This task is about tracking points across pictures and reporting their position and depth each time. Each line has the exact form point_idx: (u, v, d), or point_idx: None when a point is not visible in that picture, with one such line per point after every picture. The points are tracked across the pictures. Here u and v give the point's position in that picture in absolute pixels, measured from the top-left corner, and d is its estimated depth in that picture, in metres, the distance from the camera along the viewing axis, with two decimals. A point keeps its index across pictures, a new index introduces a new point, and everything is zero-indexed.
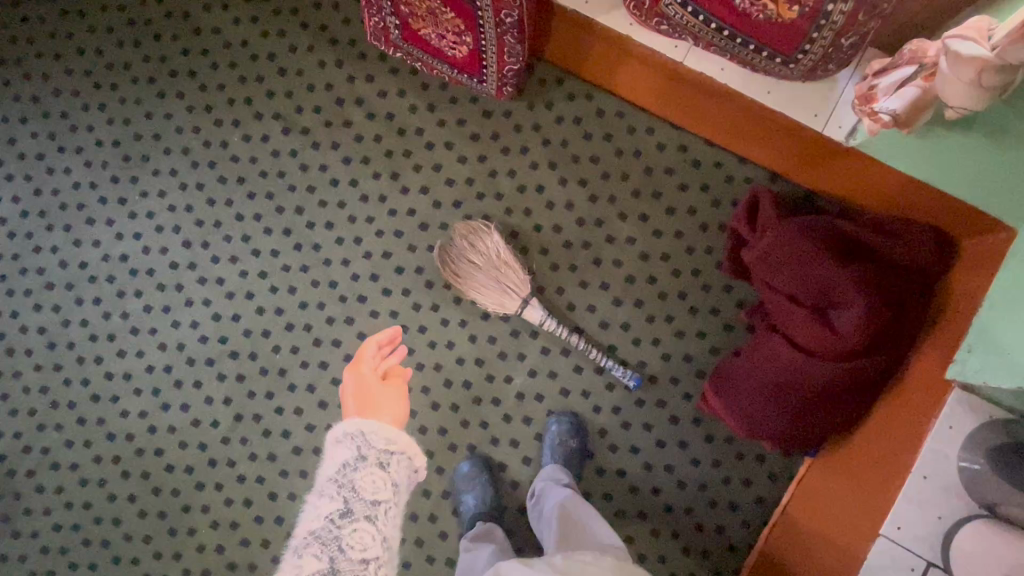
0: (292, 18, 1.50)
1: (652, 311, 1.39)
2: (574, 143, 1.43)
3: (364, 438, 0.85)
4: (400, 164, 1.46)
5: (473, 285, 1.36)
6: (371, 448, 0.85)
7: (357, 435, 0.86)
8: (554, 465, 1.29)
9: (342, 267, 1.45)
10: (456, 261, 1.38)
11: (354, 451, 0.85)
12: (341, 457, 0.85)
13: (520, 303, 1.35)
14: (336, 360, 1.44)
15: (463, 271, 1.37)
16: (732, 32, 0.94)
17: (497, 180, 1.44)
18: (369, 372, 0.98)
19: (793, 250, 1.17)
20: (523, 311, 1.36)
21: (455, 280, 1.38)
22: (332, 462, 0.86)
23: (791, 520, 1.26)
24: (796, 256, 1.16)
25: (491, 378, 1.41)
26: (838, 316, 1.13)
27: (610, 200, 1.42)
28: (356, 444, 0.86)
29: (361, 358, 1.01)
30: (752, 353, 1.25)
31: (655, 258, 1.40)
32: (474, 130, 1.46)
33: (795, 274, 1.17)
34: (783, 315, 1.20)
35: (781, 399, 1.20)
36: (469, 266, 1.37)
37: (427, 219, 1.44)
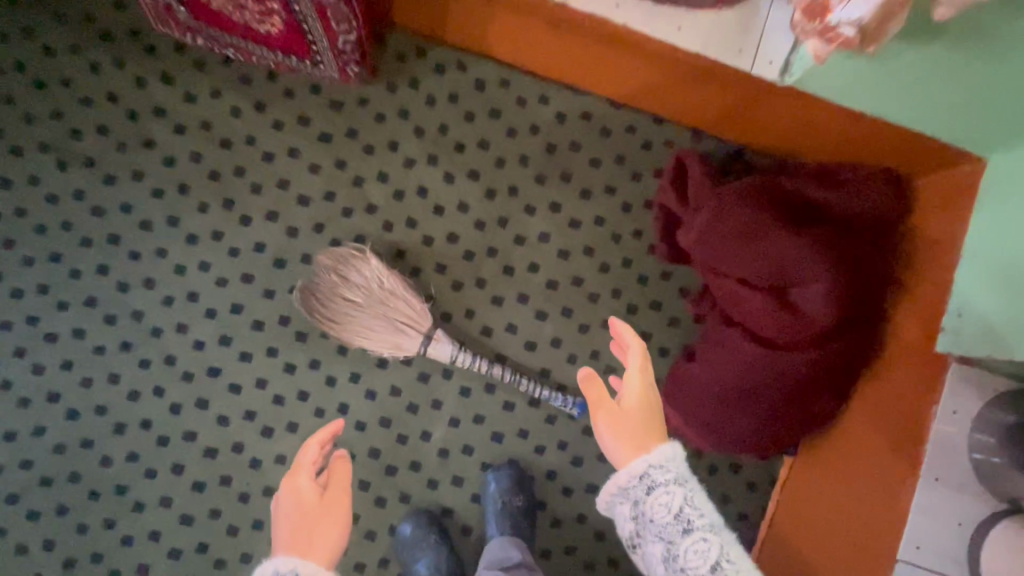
0: (40, 9, 1.09)
1: (584, 317, 1.15)
2: (454, 127, 1.14)
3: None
4: (232, 187, 1.11)
5: (357, 328, 1.05)
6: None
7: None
8: (499, 539, 1.03)
9: (178, 335, 1.09)
10: (327, 302, 1.05)
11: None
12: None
13: (421, 341, 1.05)
14: (193, 459, 1.08)
15: (342, 314, 1.05)
16: None
17: (366, 188, 1.13)
18: (308, 486, 0.87)
19: (737, 225, 0.95)
20: (427, 350, 1.06)
21: (333, 327, 1.05)
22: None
23: (783, 535, 1.07)
24: (743, 231, 0.95)
25: (404, 439, 1.11)
26: (801, 296, 0.94)
27: (511, 192, 1.14)
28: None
29: (297, 468, 0.87)
30: (708, 350, 1.04)
31: (577, 254, 1.15)
32: (324, 128, 1.12)
33: (744, 254, 0.95)
34: (737, 302, 0.98)
35: (750, 401, 1.00)
36: (349, 305, 1.05)
37: (283, 253, 1.11)
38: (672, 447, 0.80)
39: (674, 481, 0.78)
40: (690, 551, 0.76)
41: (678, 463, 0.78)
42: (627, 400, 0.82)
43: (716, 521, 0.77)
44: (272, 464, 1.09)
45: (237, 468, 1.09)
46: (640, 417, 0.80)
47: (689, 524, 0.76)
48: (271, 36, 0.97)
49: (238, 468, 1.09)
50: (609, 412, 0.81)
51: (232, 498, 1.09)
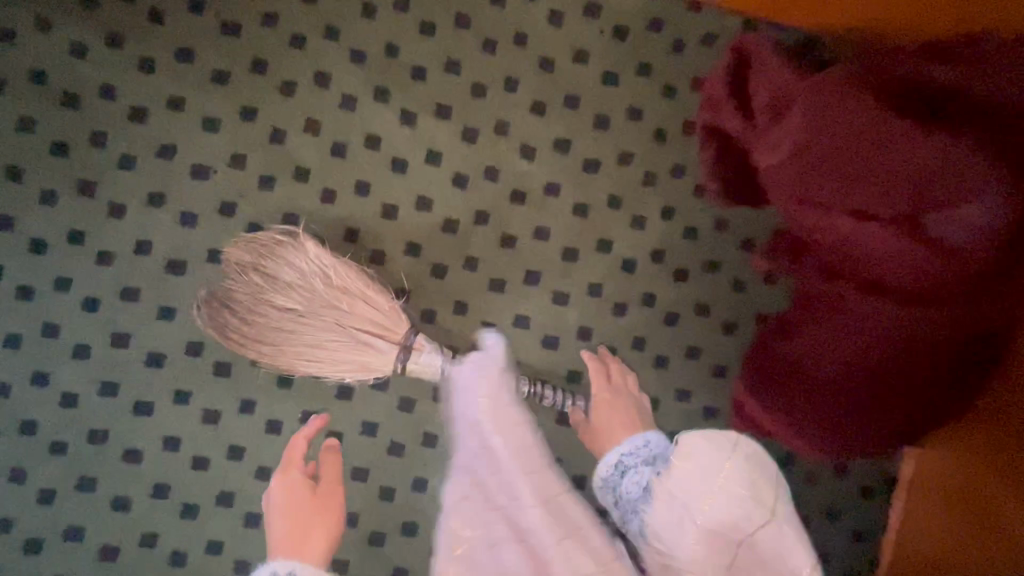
0: None
1: (618, 295, 0.83)
2: (408, 45, 0.80)
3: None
4: (90, 164, 0.75)
5: (305, 350, 0.71)
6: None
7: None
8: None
9: (37, 389, 0.74)
10: (252, 317, 0.71)
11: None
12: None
13: (397, 356, 0.71)
14: (85, 565, 0.74)
15: (279, 331, 0.71)
16: None
17: (289, 145, 0.78)
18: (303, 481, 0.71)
19: (841, 130, 0.61)
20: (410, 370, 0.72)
21: (266, 351, 0.71)
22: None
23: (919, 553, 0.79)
24: (849, 138, 0.61)
25: (389, 493, 0.79)
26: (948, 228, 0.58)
27: (499, 130, 0.81)
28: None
29: (290, 461, 0.72)
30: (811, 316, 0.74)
31: (598, 207, 0.83)
32: (216, 63, 0.77)
33: (852, 172, 0.61)
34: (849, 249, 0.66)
35: (882, 381, 0.69)
36: (286, 316, 0.71)
37: (180, 251, 0.76)
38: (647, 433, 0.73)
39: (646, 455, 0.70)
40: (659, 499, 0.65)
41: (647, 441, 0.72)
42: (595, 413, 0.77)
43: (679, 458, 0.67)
44: (203, 556, 0.76)
45: (152, 568, 0.75)
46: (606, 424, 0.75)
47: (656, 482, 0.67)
48: None
49: (154, 568, 0.75)
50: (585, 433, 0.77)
51: None
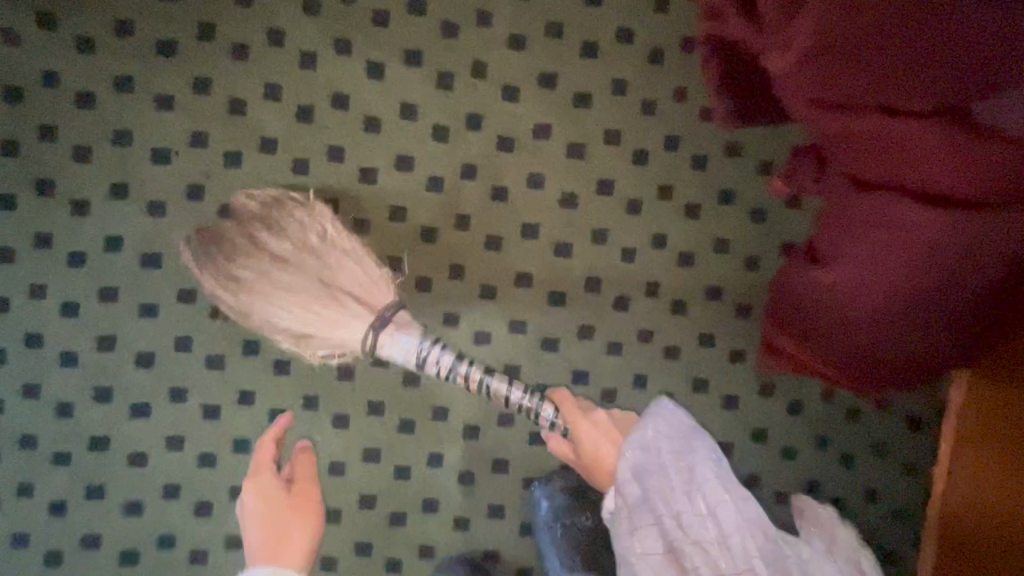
0: None
1: (625, 240, 0.76)
2: None
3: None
4: (44, 159, 0.70)
5: (286, 302, 0.65)
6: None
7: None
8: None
9: (30, 402, 0.71)
10: (236, 266, 0.64)
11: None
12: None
13: (371, 324, 0.64)
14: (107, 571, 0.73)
15: (260, 280, 0.65)
16: None
17: (251, 115, 0.72)
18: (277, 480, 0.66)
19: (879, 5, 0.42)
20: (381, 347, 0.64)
21: (243, 302, 0.65)
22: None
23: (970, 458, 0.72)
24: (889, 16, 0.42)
25: (404, 472, 0.76)
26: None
27: (477, 72, 0.73)
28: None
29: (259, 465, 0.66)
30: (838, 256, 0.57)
31: (594, 146, 0.75)
32: (161, 34, 0.70)
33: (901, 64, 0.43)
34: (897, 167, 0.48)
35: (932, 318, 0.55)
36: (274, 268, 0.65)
37: (152, 243, 0.71)
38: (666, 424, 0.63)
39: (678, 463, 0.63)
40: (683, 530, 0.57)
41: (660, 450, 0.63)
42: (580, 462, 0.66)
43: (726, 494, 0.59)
44: (223, 552, 0.74)
45: (174, 569, 0.74)
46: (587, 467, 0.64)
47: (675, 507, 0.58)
48: None
49: (175, 568, 0.74)
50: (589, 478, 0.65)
51: None
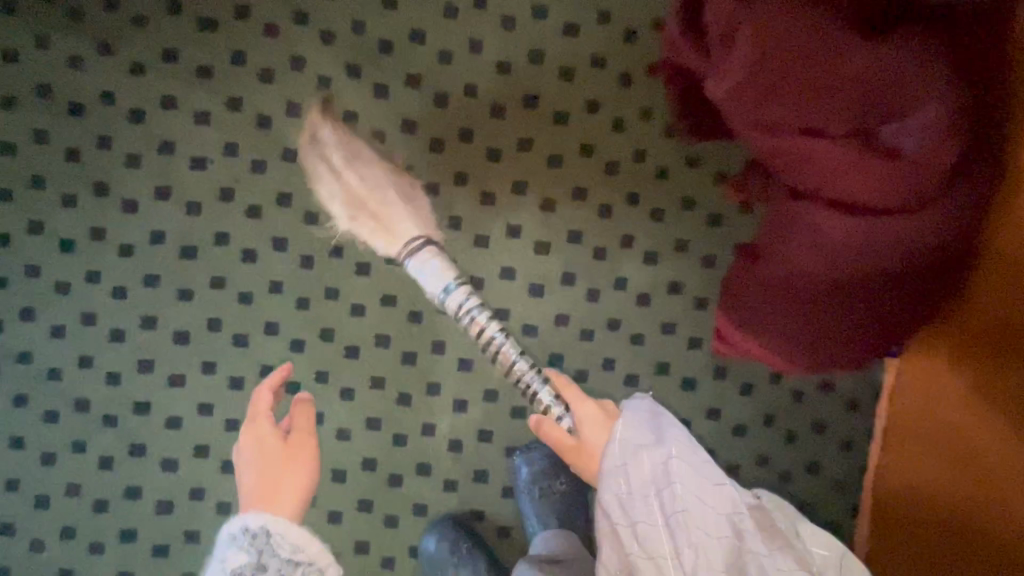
0: None
1: (597, 240, 0.87)
2: (374, 20, 0.83)
3: (268, 542, 0.65)
4: (100, 165, 0.83)
5: (346, 190, 0.82)
6: (275, 558, 0.65)
7: (257, 538, 0.65)
8: (543, 535, 0.82)
9: (84, 371, 0.84)
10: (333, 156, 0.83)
11: (252, 557, 0.64)
12: (233, 565, 0.64)
13: (425, 238, 0.80)
14: (145, 519, 0.85)
15: (335, 180, 0.83)
16: None
17: (275, 130, 0.84)
18: (273, 427, 0.76)
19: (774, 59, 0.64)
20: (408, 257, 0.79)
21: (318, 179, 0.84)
22: (221, 569, 0.64)
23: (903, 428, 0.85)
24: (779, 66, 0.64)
25: (402, 439, 0.87)
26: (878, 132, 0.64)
27: (469, 93, 0.85)
28: (256, 548, 0.65)
29: (255, 412, 0.76)
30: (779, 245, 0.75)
31: (570, 158, 0.86)
32: (200, 60, 0.83)
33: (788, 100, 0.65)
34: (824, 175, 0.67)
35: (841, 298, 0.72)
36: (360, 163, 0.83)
37: (190, 238, 0.84)
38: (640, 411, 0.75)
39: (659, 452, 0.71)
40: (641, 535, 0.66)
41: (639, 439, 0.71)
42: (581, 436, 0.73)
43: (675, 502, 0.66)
44: None
45: (203, 518, 0.85)
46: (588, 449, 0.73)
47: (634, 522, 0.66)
48: None
49: (204, 518, 0.85)
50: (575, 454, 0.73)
51: (206, 557, 0.85)
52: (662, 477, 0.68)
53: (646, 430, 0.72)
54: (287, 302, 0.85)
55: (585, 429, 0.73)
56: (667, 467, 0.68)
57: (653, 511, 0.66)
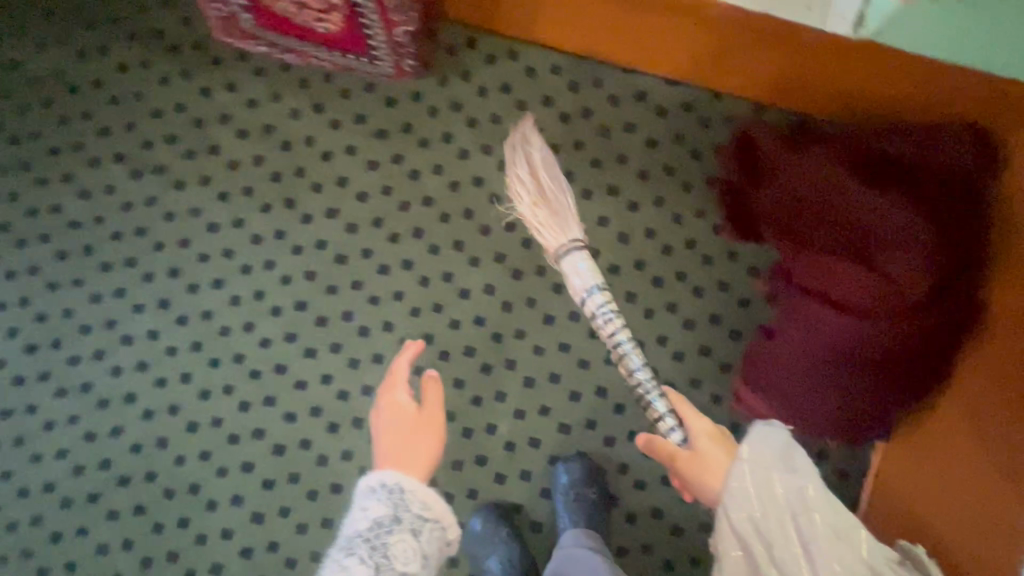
0: (114, 30, 1.15)
1: (648, 303, 1.11)
2: (508, 116, 1.13)
3: (401, 497, 0.80)
4: (294, 187, 1.13)
5: (535, 185, 1.01)
6: (406, 512, 0.80)
7: (393, 492, 0.81)
8: (573, 532, 1.00)
9: (245, 334, 1.10)
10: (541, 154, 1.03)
11: (388, 508, 0.80)
12: (374, 513, 0.79)
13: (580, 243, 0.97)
14: (263, 457, 1.08)
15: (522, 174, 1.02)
16: None
17: (422, 182, 1.13)
18: (406, 402, 0.92)
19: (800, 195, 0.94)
20: (567, 253, 0.96)
21: (519, 167, 1.02)
22: (363, 515, 0.80)
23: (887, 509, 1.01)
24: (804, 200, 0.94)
25: (469, 432, 1.09)
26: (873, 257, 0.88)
27: (568, 178, 1.13)
28: (392, 501, 0.80)
29: (393, 381, 0.93)
30: (789, 328, 0.97)
31: (637, 237, 1.12)
32: (379, 125, 1.14)
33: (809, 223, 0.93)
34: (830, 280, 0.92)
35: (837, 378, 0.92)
36: (549, 166, 1.03)
37: (344, 248, 1.12)
38: (768, 432, 0.82)
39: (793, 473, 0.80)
40: (773, 548, 0.76)
41: (772, 458, 0.80)
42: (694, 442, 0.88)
43: (812, 523, 0.76)
44: (339, 461, 1.08)
45: (304, 465, 1.08)
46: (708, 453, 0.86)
47: (767, 537, 0.77)
48: (328, 34, 0.99)
49: (306, 465, 1.08)
50: (683, 461, 0.88)
51: (300, 497, 1.07)
52: (798, 505, 0.77)
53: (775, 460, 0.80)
54: (404, 308, 1.11)
55: (699, 443, 0.87)
56: (803, 496, 0.78)
57: (786, 534, 0.77)
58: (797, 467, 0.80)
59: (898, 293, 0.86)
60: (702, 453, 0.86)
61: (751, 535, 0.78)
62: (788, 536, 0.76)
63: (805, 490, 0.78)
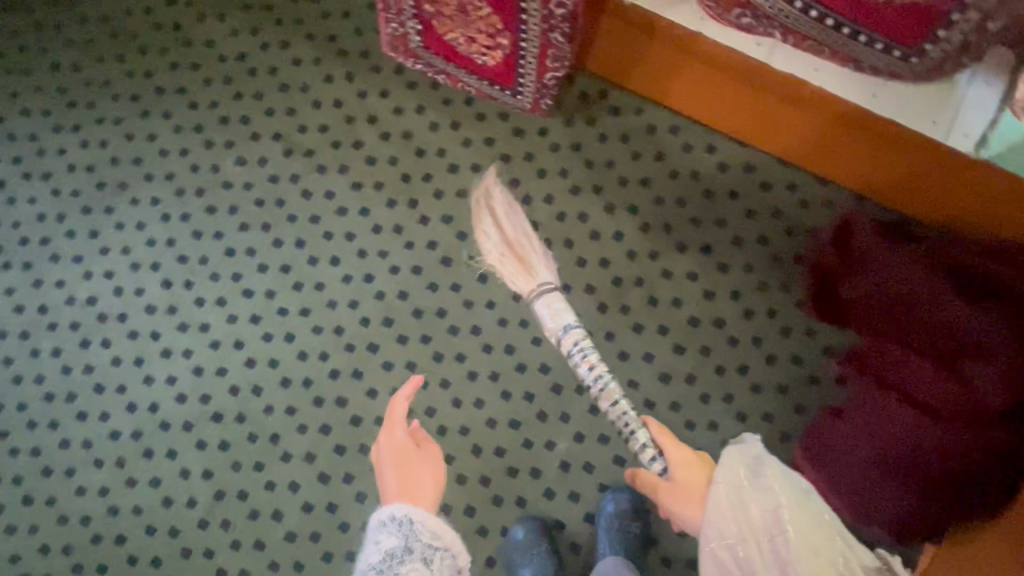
0: (296, 28, 1.32)
1: (720, 360, 1.17)
2: (621, 163, 1.24)
3: (411, 528, 0.82)
4: (419, 190, 1.26)
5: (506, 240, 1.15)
6: (418, 541, 0.81)
7: (403, 524, 0.82)
8: (613, 559, 1.05)
9: (350, 310, 1.22)
10: (504, 209, 1.20)
11: (399, 540, 0.81)
12: (385, 545, 0.80)
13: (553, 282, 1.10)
14: (341, 423, 1.18)
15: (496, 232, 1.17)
16: (852, 27, 0.84)
17: (532, 208, 1.24)
18: (404, 439, 0.97)
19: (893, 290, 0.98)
20: (540, 294, 1.08)
21: (485, 223, 1.19)
22: (376, 549, 0.81)
23: None
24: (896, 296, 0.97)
25: (530, 443, 1.17)
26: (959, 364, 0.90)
27: (666, 230, 1.21)
28: (402, 533, 0.81)
29: (393, 421, 0.97)
30: (859, 413, 0.99)
31: (721, 296, 1.19)
32: (505, 151, 1.26)
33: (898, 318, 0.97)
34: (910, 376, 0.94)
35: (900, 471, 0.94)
36: (513, 218, 1.19)
37: (451, 252, 1.23)
38: (742, 453, 0.96)
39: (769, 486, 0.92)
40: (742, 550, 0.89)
41: (744, 474, 0.94)
42: (675, 469, 0.97)
43: (776, 522, 0.89)
44: None
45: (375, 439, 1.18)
46: (688, 477, 0.96)
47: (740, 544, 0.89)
48: (486, 67, 1.12)
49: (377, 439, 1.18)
50: (666, 490, 0.96)
51: (366, 467, 1.17)
52: (772, 520, 0.90)
53: (751, 482, 0.93)
54: (494, 317, 1.21)
55: (680, 475, 0.96)
56: (776, 514, 0.90)
57: (765, 554, 0.88)
58: (766, 475, 0.93)
59: (979, 403, 0.88)
60: (685, 486, 0.96)
61: (727, 543, 0.89)
62: (758, 542, 0.89)
63: (776, 501, 0.91)
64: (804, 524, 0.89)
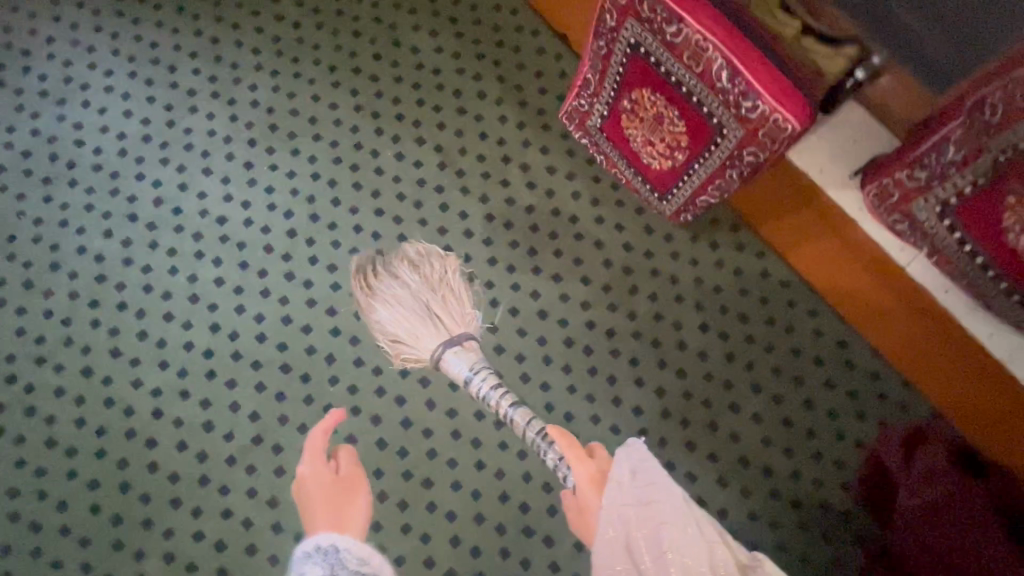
0: (492, 68, 1.47)
1: (755, 507, 1.20)
2: (728, 293, 1.32)
3: (337, 556, 0.86)
4: (541, 243, 1.36)
5: (392, 307, 1.12)
6: (344, 570, 0.85)
7: (328, 554, 0.86)
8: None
9: None
10: (381, 287, 1.15)
11: (325, 570, 0.84)
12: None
13: (444, 339, 1.09)
14: (392, 420, 1.24)
15: (386, 299, 1.13)
16: (995, 269, 0.94)
17: (634, 299, 1.33)
18: (326, 471, 0.99)
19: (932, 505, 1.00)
20: (442, 355, 1.08)
21: (372, 314, 1.14)
22: None
23: None
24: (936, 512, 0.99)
25: (553, 511, 1.20)
26: None
27: (746, 367, 1.28)
28: (328, 563, 0.85)
29: (314, 456, 1.01)
30: None
31: (776, 449, 1.24)
32: (629, 241, 1.36)
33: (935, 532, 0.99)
34: None
35: None
36: (394, 291, 1.14)
37: (548, 308, 1.32)
38: (631, 452, 0.93)
39: (652, 491, 0.87)
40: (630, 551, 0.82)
41: (631, 475, 0.89)
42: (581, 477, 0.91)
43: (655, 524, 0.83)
44: (443, 463, 1.22)
45: (417, 447, 1.23)
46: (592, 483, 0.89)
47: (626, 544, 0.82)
48: (651, 168, 1.24)
49: (418, 448, 1.23)
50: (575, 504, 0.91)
51: (398, 470, 1.21)
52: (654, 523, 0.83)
53: (628, 490, 0.87)
54: (565, 382, 1.27)
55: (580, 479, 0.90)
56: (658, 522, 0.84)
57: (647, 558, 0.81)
58: (650, 480, 0.89)
59: None
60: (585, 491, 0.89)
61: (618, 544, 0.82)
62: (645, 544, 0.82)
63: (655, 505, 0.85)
64: (685, 540, 0.82)
